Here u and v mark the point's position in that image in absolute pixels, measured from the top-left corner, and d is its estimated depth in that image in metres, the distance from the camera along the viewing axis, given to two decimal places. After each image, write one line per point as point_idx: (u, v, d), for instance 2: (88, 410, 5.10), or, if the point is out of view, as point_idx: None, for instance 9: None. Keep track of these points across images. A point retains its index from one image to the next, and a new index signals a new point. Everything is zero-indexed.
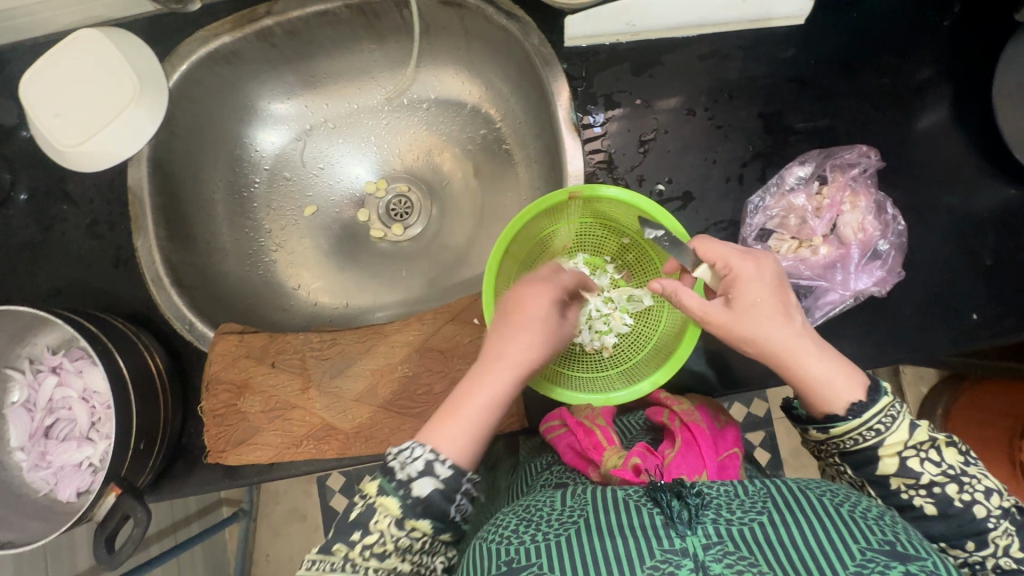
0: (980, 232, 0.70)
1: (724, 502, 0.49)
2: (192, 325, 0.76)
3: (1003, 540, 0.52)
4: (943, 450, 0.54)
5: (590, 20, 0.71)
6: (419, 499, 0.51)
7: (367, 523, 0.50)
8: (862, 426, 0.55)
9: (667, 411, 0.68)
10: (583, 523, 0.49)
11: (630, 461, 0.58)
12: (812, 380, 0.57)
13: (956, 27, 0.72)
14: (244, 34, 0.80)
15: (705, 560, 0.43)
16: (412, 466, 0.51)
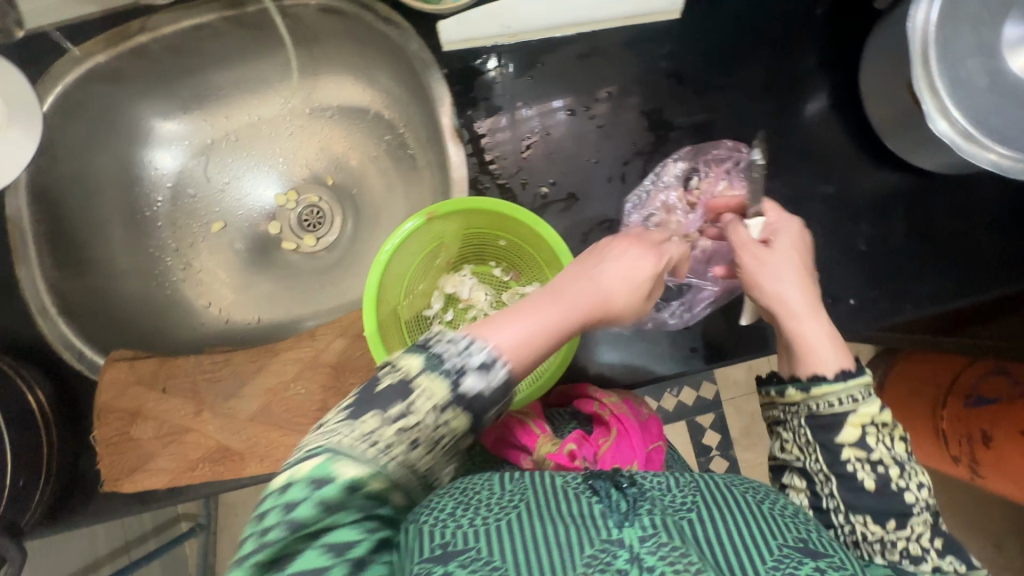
0: (855, 219, 0.71)
1: (659, 491, 0.45)
2: (81, 354, 0.76)
3: (919, 526, 0.53)
4: (895, 438, 0.54)
5: (462, 25, 0.70)
6: (467, 393, 0.45)
7: (409, 399, 0.43)
8: (844, 389, 0.54)
9: (596, 401, 0.69)
10: (524, 508, 0.43)
11: (566, 447, 0.64)
12: (805, 338, 0.57)
13: (828, 16, 0.73)
14: (120, 52, 0.78)
15: (640, 552, 0.39)
16: (468, 354, 0.45)
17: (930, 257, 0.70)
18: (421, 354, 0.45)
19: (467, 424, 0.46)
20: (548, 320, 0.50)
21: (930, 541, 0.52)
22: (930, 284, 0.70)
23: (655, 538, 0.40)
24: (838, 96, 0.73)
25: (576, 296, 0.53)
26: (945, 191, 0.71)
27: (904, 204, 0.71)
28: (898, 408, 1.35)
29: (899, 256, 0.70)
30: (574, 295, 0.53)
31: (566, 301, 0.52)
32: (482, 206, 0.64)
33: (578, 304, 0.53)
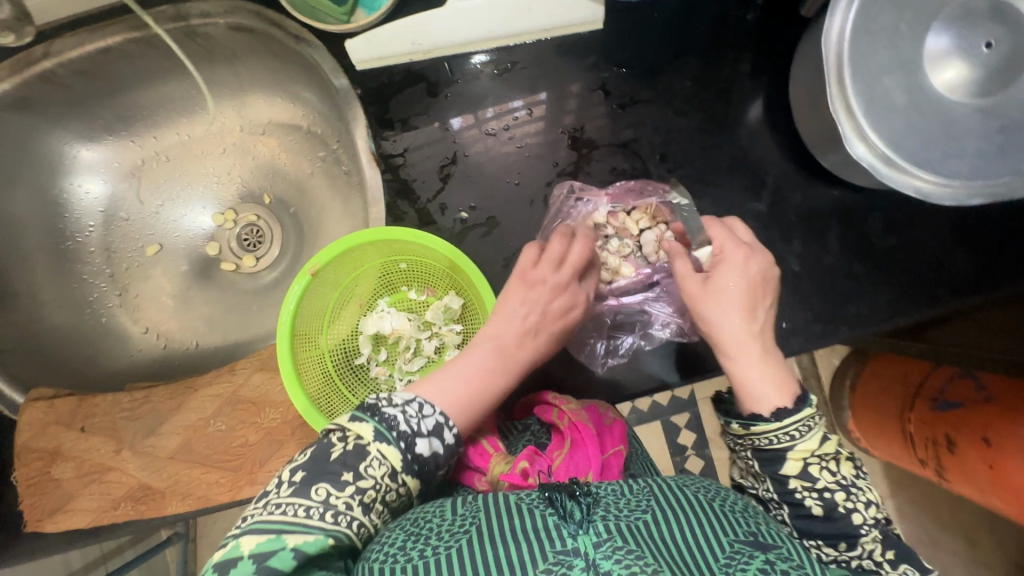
0: (787, 237, 0.68)
1: (613, 500, 0.44)
2: (3, 394, 0.77)
3: (870, 544, 0.51)
4: (840, 462, 0.52)
5: (371, 43, 0.67)
6: (420, 457, 0.49)
7: (361, 468, 0.46)
8: (778, 429, 0.52)
9: (556, 409, 0.62)
10: (476, 532, 0.42)
11: (517, 465, 0.55)
12: (743, 377, 0.55)
13: (760, 22, 0.69)
14: (25, 79, 0.75)
15: (595, 558, 0.37)
16: (423, 421, 0.50)
17: (866, 276, 0.67)
18: (371, 417, 0.49)
19: (416, 487, 0.50)
20: (480, 371, 0.56)
21: (882, 555, 0.50)
22: (867, 304, 0.67)
23: (610, 542, 0.38)
24: (768, 108, 0.70)
25: (508, 347, 0.59)
26: (880, 207, 0.68)
27: (838, 220, 0.68)
28: (866, 409, 1.29)
29: (834, 275, 0.67)
30: (511, 346, 0.59)
31: (492, 356, 0.58)
32: (359, 236, 0.63)
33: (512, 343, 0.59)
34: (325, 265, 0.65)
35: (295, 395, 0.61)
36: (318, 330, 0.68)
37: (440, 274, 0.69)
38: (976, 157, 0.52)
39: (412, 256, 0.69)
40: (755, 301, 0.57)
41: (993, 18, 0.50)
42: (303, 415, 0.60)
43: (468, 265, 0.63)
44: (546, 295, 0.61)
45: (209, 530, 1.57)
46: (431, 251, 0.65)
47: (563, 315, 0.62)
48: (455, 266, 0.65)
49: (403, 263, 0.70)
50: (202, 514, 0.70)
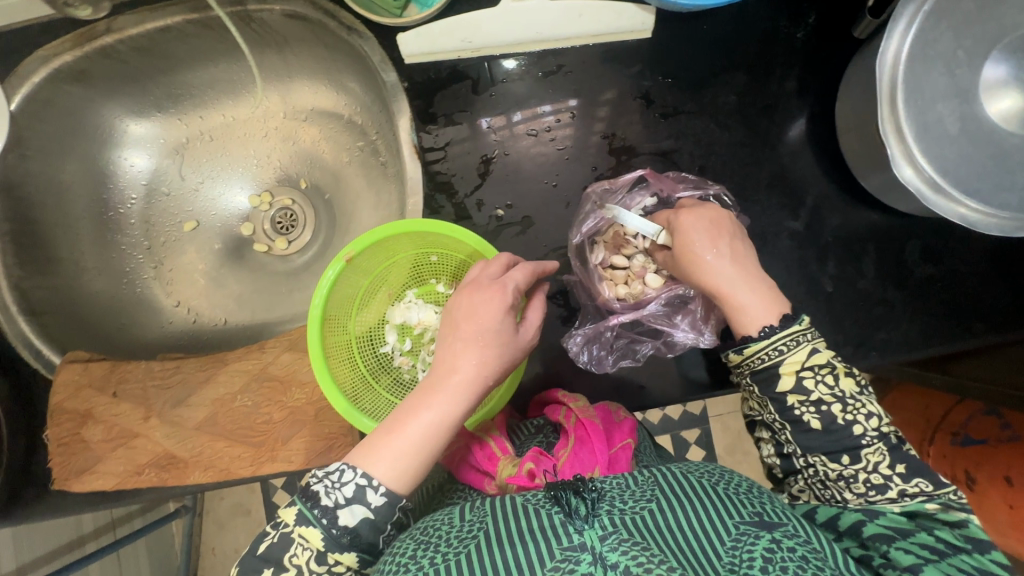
0: (822, 257, 0.68)
1: (617, 493, 0.47)
2: (39, 354, 0.77)
3: (874, 456, 0.53)
4: (838, 376, 0.54)
5: (421, 37, 0.68)
6: (345, 530, 0.51)
7: (285, 559, 0.51)
8: (768, 346, 0.55)
9: (564, 408, 0.63)
10: (483, 537, 0.45)
11: (524, 467, 0.56)
12: (733, 307, 0.58)
13: (809, 40, 0.69)
14: (85, 52, 0.78)
15: (602, 551, 0.41)
16: (341, 492, 0.51)
17: (900, 302, 0.67)
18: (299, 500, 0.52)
19: (357, 560, 0.52)
20: (431, 425, 0.53)
21: (891, 468, 0.53)
22: (898, 331, 0.66)
23: (615, 535, 0.42)
24: (812, 127, 0.70)
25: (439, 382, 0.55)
26: (919, 234, 0.67)
27: (876, 245, 0.67)
28: None
29: (867, 299, 0.67)
30: (448, 377, 0.55)
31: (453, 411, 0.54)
32: (397, 227, 0.63)
33: (453, 390, 0.54)
34: (362, 254, 0.65)
35: (325, 381, 0.61)
36: (348, 316, 0.68)
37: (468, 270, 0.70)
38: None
39: (442, 251, 0.68)
40: (721, 237, 0.60)
41: None
42: (331, 401, 0.60)
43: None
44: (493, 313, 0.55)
45: (213, 505, 1.60)
46: (467, 249, 0.66)
47: (510, 339, 0.56)
48: None
49: (433, 255, 0.70)
50: (222, 485, 0.72)
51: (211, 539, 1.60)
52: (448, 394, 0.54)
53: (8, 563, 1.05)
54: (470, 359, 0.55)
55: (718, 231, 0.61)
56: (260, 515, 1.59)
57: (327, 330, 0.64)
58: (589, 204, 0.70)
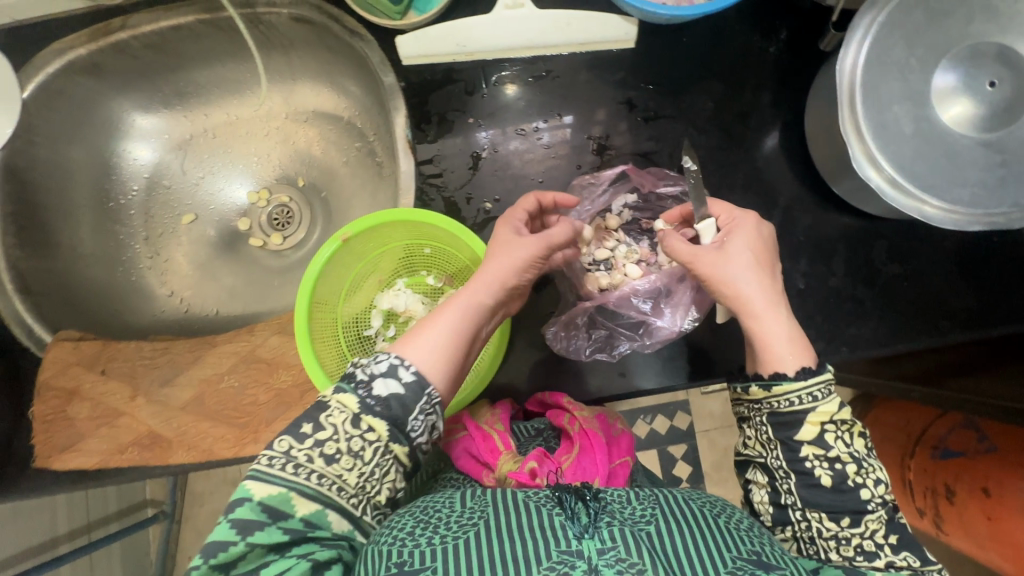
0: (795, 256, 0.71)
1: (620, 508, 0.48)
2: (32, 332, 0.77)
3: (874, 523, 0.53)
4: (858, 435, 0.54)
5: (419, 41, 0.72)
6: (379, 399, 0.51)
7: (321, 418, 0.50)
8: (804, 388, 0.53)
9: (568, 414, 0.66)
10: (482, 527, 0.47)
11: (526, 465, 0.59)
12: (766, 339, 0.57)
13: (781, 54, 0.74)
14: (99, 46, 0.81)
15: (598, 564, 0.42)
16: (375, 366, 0.52)
17: (868, 299, 0.70)
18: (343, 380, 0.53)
19: (384, 429, 0.51)
20: (453, 328, 0.56)
21: (885, 538, 0.53)
22: (866, 327, 0.69)
23: (613, 551, 0.43)
24: (784, 134, 0.74)
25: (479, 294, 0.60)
26: (885, 236, 0.71)
27: (845, 246, 0.71)
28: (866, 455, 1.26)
29: (836, 296, 0.70)
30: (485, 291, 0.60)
31: (465, 320, 0.58)
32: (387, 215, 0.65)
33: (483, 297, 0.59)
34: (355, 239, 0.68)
35: (307, 358, 0.63)
36: (337, 300, 0.70)
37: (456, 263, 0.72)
38: (978, 187, 0.55)
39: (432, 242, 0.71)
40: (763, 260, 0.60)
41: (1000, 60, 0.54)
42: (312, 377, 0.62)
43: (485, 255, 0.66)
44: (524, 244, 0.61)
45: (193, 512, 1.57)
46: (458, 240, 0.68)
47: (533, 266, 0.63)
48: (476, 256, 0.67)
49: (424, 248, 0.73)
50: (205, 467, 0.73)
51: (188, 546, 1.57)
52: (466, 299, 0.58)
53: None
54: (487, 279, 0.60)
55: (758, 254, 0.59)
56: None
57: (315, 308, 0.67)
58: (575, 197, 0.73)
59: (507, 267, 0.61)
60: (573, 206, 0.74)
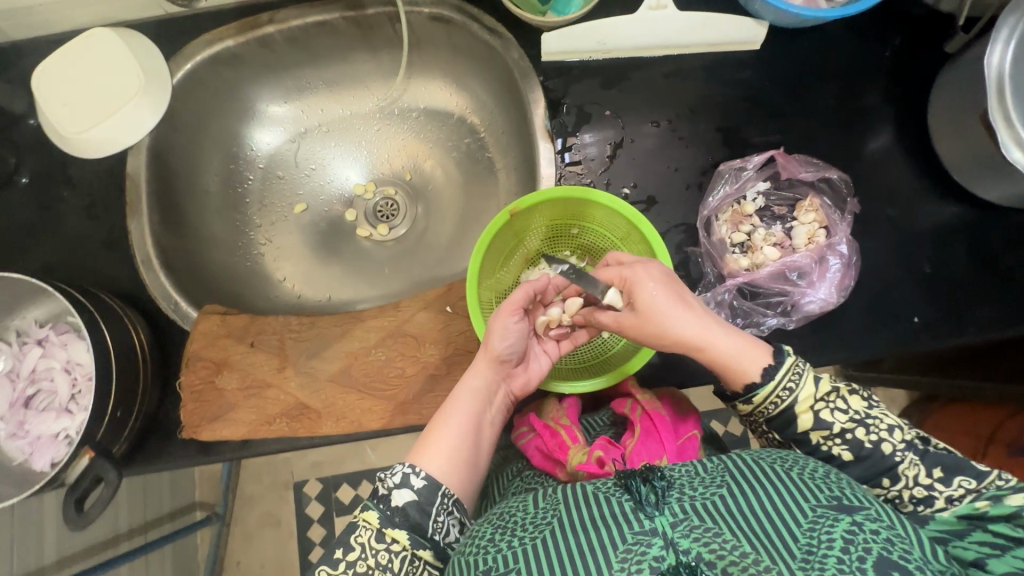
0: (920, 243, 0.75)
1: (687, 480, 0.51)
2: (177, 305, 0.80)
3: (911, 470, 0.57)
4: (848, 398, 0.60)
5: (564, 37, 0.78)
6: (397, 509, 0.58)
7: (350, 539, 0.58)
8: (777, 388, 0.59)
9: (630, 401, 0.73)
10: (558, 522, 0.49)
11: (594, 456, 0.65)
12: (728, 357, 0.61)
13: (898, 58, 0.79)
14: (246, 40, 0.86)
15: (674, 537, 0.45)
16: (391, 479, 0.60)
17: (991, 284, 0.74)
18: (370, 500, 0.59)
19: (405, 538, 0.57)
20: (459, 421, 0.65)
21: (929, 476, 0.56)
22: (991, 310, 0.73)
23: (686, 522, 0.46)
24: (904, 129, 0.79)
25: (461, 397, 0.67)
26: (1004, 226, 0.75)
27: (966, 234, 0.75)
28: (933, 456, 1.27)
29: (961, 281, 0.74)
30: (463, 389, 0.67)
31: (474, 404, 0.67)
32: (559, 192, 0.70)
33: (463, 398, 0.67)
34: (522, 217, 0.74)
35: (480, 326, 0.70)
36: (494, 274, 0.77)
37: (602, 245, 0.80)
38: None
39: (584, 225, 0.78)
40: (681, 292, 0.64)
41: None
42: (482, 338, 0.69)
43: (651, 232, 0.69)
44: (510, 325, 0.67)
45: (244, 514, 1.49)
46: (619, 222, 0.73)
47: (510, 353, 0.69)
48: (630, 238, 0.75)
49: (573, 230, 0.79)
50: (349, 439, 0.75)
51: (238, 550, 1.49)
52: (465, 393, 0.67)
53: (50, 553, 1.01)
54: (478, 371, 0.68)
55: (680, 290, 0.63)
56: (292, 527, 1.49)
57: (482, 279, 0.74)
58: (721, 179, 0.77)
59: (490, 354, 0.67)
60: (713, 190, 0.77)
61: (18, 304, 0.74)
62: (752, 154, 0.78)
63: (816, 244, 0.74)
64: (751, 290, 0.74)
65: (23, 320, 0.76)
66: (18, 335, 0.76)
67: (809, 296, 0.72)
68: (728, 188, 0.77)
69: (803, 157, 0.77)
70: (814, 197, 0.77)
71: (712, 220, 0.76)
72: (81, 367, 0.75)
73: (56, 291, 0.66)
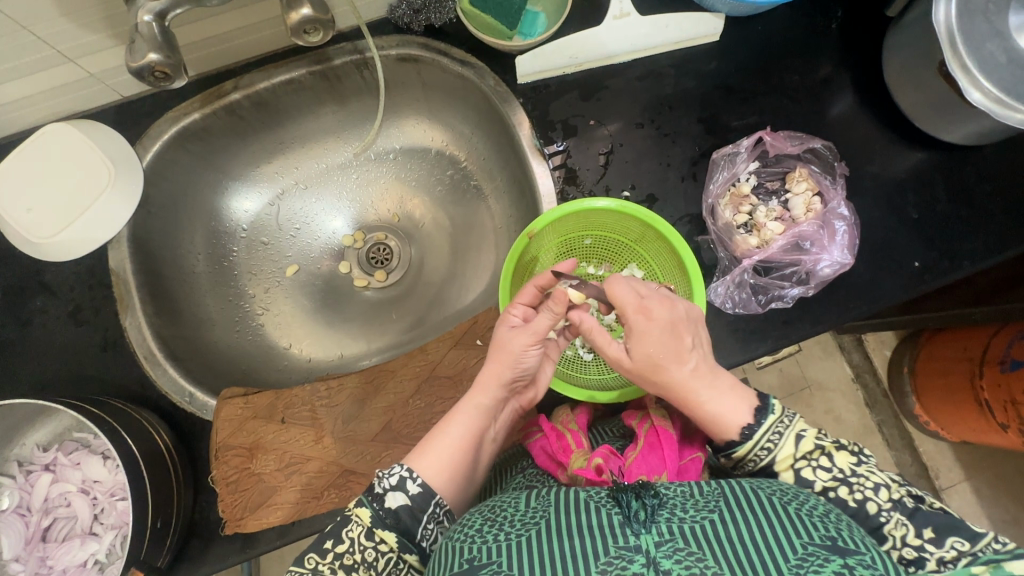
0: (902, 193, 0.80)
1: (679, 502, 0.50)
2: (193, 396, 0.76)
3: (900, 530, 0.55)
4: (832, 456, 0.58)
5: (537, 58, 0.80)
6: (389, 511, 0.58)
7: (342, 532, 0.58)
8: (755, 446, 0.60)
9: (641, 413, 0.70)
10: (543, 525, 0.50)
11: (593, 461, 0.62)
12: (706, 416, 0.63)
13: (843, 28, 0.85)
14: (213, 110, 0.83)
15: (657, 556, 0.45)
16: (387, 480, 0.59)
17: (973, 218, 0.78)
18: (367, 500, 0.59)
19: (393, 539, 0.57)
20: (460, 437, 0.64)
21: (919, 537, 0.54)
22: (980, 242, 0.77)
23: (671, 543, 0.45)
24: (864, 90, 0.83)
25: (465, 409, 0.65)
26: (972, 162, 0.80)
27: (940, 175, 0.80)
28: (933, 389, 1.34)
29: (946, 220, 0.78)
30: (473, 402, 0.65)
31: (479, 421, 0.65)
32: (577, 207, 0.75)
33: (467, 410, 0.65)
34: (541, 235, 0.78)
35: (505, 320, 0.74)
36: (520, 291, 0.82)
37: (617, 250, 0.85)
38: None
39: (597, 233, 0.83)
40: (680, 345, 0.64)
41: None
42: None
43: (669, 229, 0.74)
44: (523, 344, 0.65)
45: None
46: (632, 225, 0.79)
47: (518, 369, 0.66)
48: (645, 237, 0.80)
49: (585, 240, 0.84)
50: None
51: None
52: (470, 407, 0.65)
53: None
54: (487, 387, 0.65)
55: (676, 345, 0.63)
56: None
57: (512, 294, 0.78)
58: (718, 165, 0.80)
59: (501, 373, 0.65)
60: (712, 178, 0.80)
61: (16, 431, 0.69)
62: (740, 139, 0.82)
63: (816, 211, 0.79)
64: (767, 266, 0.78)
65: (23, 448, 0.70)
66: (20, 465, 0.70)
67: (823, 260, 0.75)
68: (725, 173, 0.80)
69: (784, 133, 0.81)
70: (803, 166, 0.82)
71: (717, 207, 0.79)
72: (99, 484, 0.70)
73: (65, 407, 0.62)
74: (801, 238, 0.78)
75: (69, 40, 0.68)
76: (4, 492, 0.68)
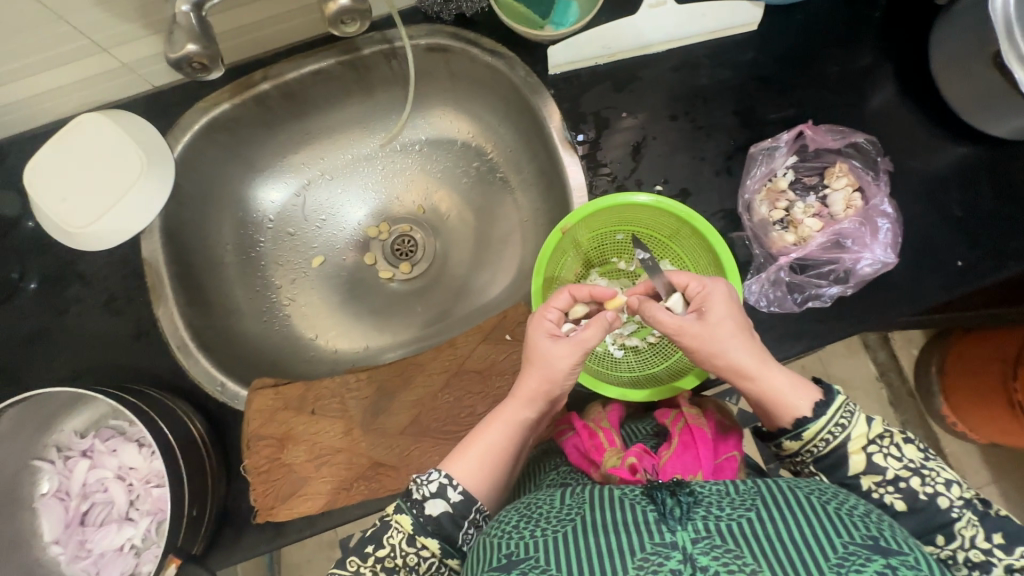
0: (946, 189, 0.77)
1: (715, 499, 0.49)
2: (224, 386, 0.77)
3: (969, 531, 0.54)
4: (902, 445, 0.57)
5: (569, 48, 0.79)
6: (430, 518, 0.58)
7: (383, 537, 0.58)
8: (830, 423, 0.58)
9: (674, 413, 0.69)
10: (579, 522, 0.49)
11: (627, 460, 0.61)
12: (776, 392, 0.60)
13: (886, 17, 0.82)
14: (243, 100, 0.83)
15: (693, 552, 0.44)
16: (426, 487, 0.59)
17: (1021, 215, 0.76)
18: (408, 507, 0.58)
19: (435, 545, 0.58)
20: (497, 446, 0.63)
21: (988, 540, 0.53)
22: None
23: (707, 540, 0.45)
24: (907, 82, 0.80)
25: (504, 420, 0.65)
26: (1021, 157, 0.77)
27: (986, 170, 0.77)
28: (962, 389, 1.31)
29: (993, 217, 0.76)
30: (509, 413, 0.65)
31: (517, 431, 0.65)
32: (611, 201, 0.74)
33: (505, 422, 0.65)
34: (574, 230, 0.77)
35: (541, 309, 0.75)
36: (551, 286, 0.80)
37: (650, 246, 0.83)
38: None
39: (631, 229, 0.81)
40: (746, 324, 0.64)
41: None
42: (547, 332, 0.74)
43: (705, 224, 0.73)
44: (565, 362, 0.64)
45: None
46: (668, 220, 0.77)
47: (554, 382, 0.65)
48: (680, 233, 0.78)
49: (617, 235, 0.83)
50: None
51: None
52: (507, 418, 0.65)
53: None
54: (524, 398, 0.65)
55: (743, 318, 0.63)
56: None
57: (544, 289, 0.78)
58: (756, 159, 0.78)
59: (538, 387, 0.65)
60: (748, 172, 0.78)
61: (54, 418, 0.70)
62: (779, 132, 0.79)
63: (857, 208, 0.77)
64: (805, 263, 0.76)
65: (61, 434, 0.71)
66: (59, 451, 0.71)
67: (864, 258, 0.73)
68: (762, 168, 0.79)
69: (824, 127, 0.79)
70: (843, 161, 0.80)
71: (753, 202, 0.77)
72: (135, 471, 0.71)
73: (102, 395, 0.63)
74: (842, 235, 0.76)
75: (104, 30, 0.68)
76: (44, 477, 0.70)
